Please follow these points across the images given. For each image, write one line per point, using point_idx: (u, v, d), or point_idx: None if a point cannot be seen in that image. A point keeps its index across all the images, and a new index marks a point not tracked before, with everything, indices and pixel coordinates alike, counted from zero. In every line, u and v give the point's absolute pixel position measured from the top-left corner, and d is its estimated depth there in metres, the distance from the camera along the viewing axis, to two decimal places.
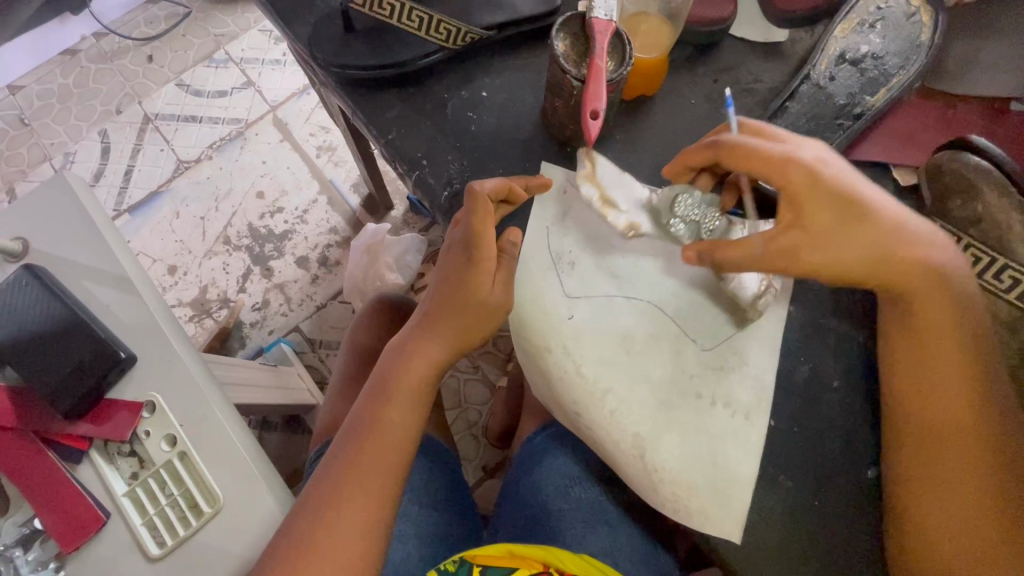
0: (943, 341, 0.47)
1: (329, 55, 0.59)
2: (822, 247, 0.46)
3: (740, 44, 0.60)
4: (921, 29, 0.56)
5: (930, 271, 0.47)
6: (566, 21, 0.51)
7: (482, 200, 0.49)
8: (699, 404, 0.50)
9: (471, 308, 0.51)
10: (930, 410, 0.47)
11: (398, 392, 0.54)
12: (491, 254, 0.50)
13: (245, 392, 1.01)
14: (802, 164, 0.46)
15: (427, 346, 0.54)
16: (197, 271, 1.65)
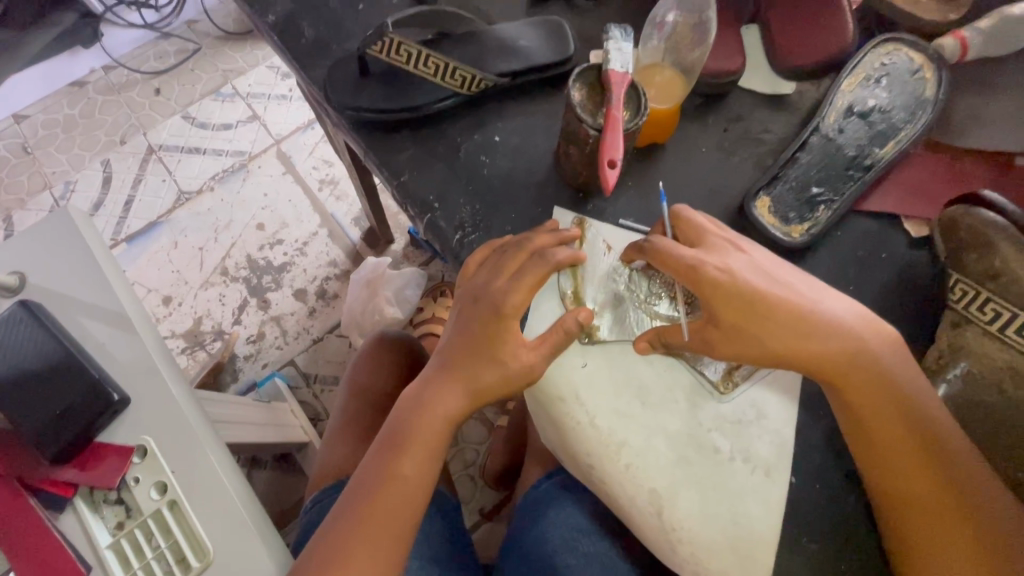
0: (901, 437, 0.45)
1: (343, 98, 0.60)
2: (744, 350, 0.46)
3: (749, 95, 0.61)
4: (926, 84, 0.57)
5: (877, 371, 0.45)
6: (581, 71, 0.52)
7: (532, 259, 0.50)
8: (717, 458, 0.48)
9: (489, 361, 0.50)
10: (917, 485, 0.44)
11: (413, 444, 0.52)
12: (520, 306, 0.50)
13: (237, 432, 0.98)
14: (715, 270, 0.47)
15: (443, 396, 0.52)
16: (192, 302, 1.63)
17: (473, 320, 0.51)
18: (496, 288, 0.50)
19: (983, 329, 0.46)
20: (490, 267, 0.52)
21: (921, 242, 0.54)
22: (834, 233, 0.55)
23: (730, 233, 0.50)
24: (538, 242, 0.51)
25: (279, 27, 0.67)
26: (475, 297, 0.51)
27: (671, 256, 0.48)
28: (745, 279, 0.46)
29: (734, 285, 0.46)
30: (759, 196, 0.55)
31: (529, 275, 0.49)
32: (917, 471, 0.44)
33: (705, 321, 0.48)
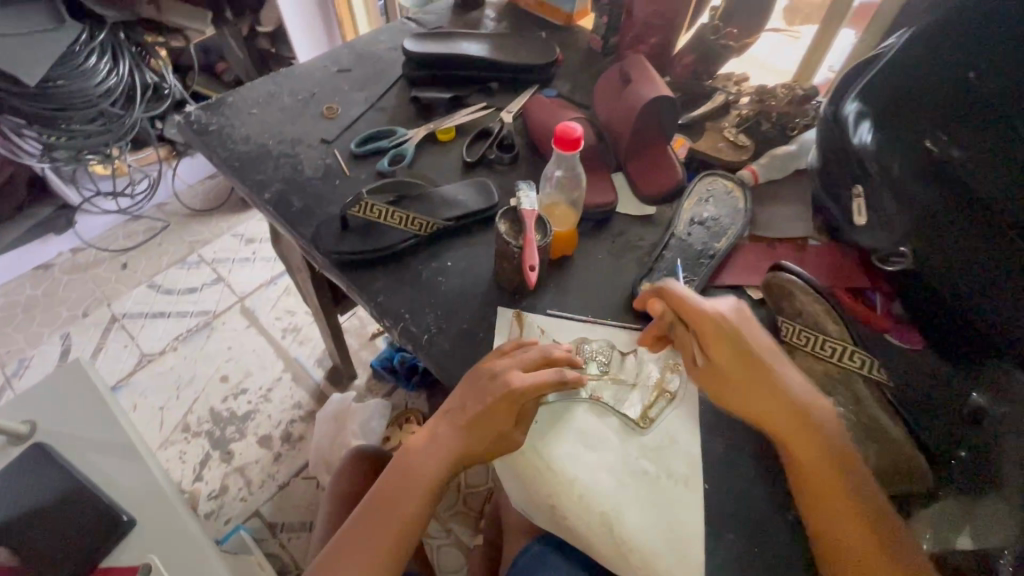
0: (830, 469, 0.58)
1: (329, 246, 0.80)
2: (716, 377, 0.63)
3: (625, 217, 0.86)
4: (738, 199, 0.84)
5: (782, 373, 0.62)
6: (504, 211, 0.74)
7: (552, 369, 0.64)
8: (648, 477, 0.62)
9: (491, 433, 0.63)
10: (837, 508, 0.57)
11: (410, 483, 0.65)
12: (523, 394, 0.62)
13: None
14: (708, 309, 0.64)
15: (443, 449, 0.65)
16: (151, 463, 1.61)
17: (482, 392, 0.64)
18: (507, 368, 0.64)
19: (805, 352, 0.66)
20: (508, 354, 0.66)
21: (760, 302, 0.76)
22: (700, 303, 0.76)
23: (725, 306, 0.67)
24: (555, 357, 0.66)
25: (274, 202, 0.89)
26: (489, 376, 0.64)
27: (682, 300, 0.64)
28: (728, 323, 0.64)
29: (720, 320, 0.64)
30: (643, 283, 0.77)
31: (542, 377, 0.63)
32: (805, 438, 0.59)
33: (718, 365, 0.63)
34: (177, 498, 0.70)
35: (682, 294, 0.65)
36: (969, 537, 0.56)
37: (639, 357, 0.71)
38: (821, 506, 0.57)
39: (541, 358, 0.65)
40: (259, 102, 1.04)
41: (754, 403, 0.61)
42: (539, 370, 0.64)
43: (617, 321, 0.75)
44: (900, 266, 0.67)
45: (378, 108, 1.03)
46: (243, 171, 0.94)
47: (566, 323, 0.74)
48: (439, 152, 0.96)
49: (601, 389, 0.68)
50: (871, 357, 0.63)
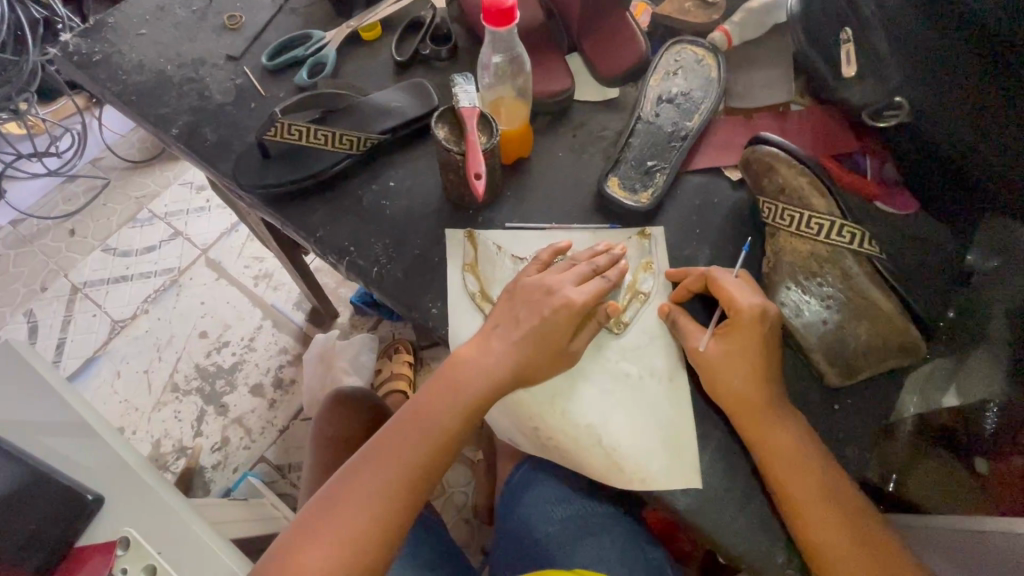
0: (795, 438, 0.52)
1: (252, 180, 0.70)
2: (722, 368, 0.54)
3: (585, 105, 0.75)
4: (711, 68, 0.74)
5: (787, 411, 0.53)
6: (439, 115, 0.64)
7: (605, 279, 0.60)
8: (630, 381, 0.58)
9: (538, 356, 0.57)
10: (801, 472, 0.51)
11: (449, 400, 0.58)
12: (585, 304, 0.58)
13: (245, 524, 1.04)
14: (759, 315, 0.54)
15: (491, 364, 0.58)
16: (148, 427, 1.60)
17: (540, 305, 0.58)
18: (564, 278, 0.59)
19: (788, 231, 0.59)
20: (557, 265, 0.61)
21: (739, 183, 0.69)
22: (674, 193, 0.69)
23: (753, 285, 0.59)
24: (601, 261, 0.61)
25: (185, 137, 0.77)
26: (544, 287, 0.59)
27: (732, 301, 0.55)
28: (772, 321, 0.54)
29: (768, 332, 0.54)
30: (609, 177, 0.69)
31: (595, 287, 0.59)
32: (786, 429, 0.52)
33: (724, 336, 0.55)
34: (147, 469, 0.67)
35: (738, 301, 0.55)
36: (954, 394, 0.60)
37: None
38: (799, 486, 0.51)
39: (600, 288, 0.59)
40: (146, 19, 0.88)
41: (753, 434, 0.52)
42: (590, 280, 0.60)
43: (584, 224, 0.68)
44: (893, 121, 0.59)
45: (289, 10, 0.88)
46: (144, 105, 0.81)
47: (527, 233, 0.67)
48: (366, 54, 0.82)
49: None
50: (860, 228, 0.55)
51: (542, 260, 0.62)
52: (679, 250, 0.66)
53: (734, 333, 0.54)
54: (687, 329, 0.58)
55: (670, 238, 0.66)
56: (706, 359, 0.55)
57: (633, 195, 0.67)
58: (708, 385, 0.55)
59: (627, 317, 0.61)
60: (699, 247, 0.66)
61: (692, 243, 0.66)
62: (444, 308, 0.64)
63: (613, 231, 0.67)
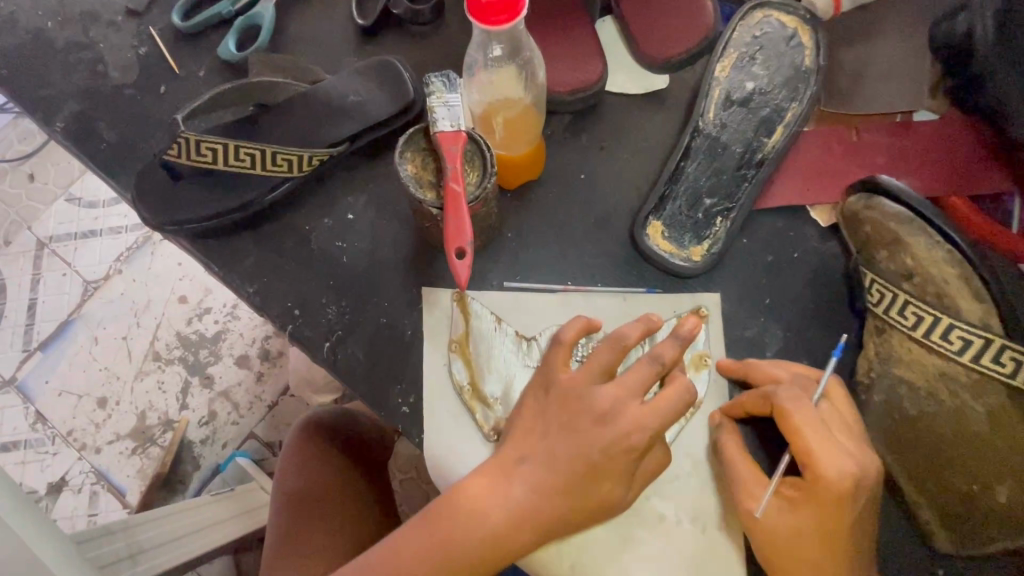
0: None
1: (160, 213, 0.51)
2: (788, 544, 0.39)
3: (619, 101, 0.54)
4: (804, 52, 0.51)
5: None
6: (407, 139, 0.43)
7: (681, 390, 0.40)
8: (663, 527, 0.44)
9: (573, 509, 0.40)
10: None
11: (443, 555, 0.39)
12: (652, 441, 0.40)
13: (214, 533, 0.77)
14: (850, 488, 0.37)
15: (507, 528, 0.39)
16: (129, 400, 1.07)
17: (585, 443, 0.40)
18: (620, 394, 0.40)
19: (907, 334, 0.41)
20: (601, 365, 0.41)
21: (830, 232, 0.50)
22: (739, 243, 0.50)
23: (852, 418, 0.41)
24: (669, 353, 0.42)
25: (75, 136, 0.57)
26: (596, 414, 0.40)
27: (812, 465, 0.37)
28: (867, 493, 0.37)
29: (865, 504, 0.38)
30: (650, 222, 0.49)
31: (676, 400, 0.40)
32: None
33: (798, 495, 0.39)
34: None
35: (821, 462, 0.37)
36: None
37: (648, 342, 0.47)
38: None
39: (686, 395, 0.40)
40: None
41: None
42: (666, 390, 0.41)
43: (610, 285, 0.50)
44: None
45: None
46: (20, 84, 0.59)
47: (534, 297, 0.49)
48: (319, 7, 0.58)
49: None
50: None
51: (571, 335, 0.43)
52: (739, 329, 0.48)
53: (808, 508, 0.38)
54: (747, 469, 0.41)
55: (727, 313, 0.48)
56: (766, 523, 0.39)
57: (688, 244, 0.49)
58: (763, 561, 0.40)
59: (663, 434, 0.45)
60: (767, 327, 0.48)
61: (759, 320, 0.48)
62: (418, 403, 0.48)
63: (651, 297, 0.49)
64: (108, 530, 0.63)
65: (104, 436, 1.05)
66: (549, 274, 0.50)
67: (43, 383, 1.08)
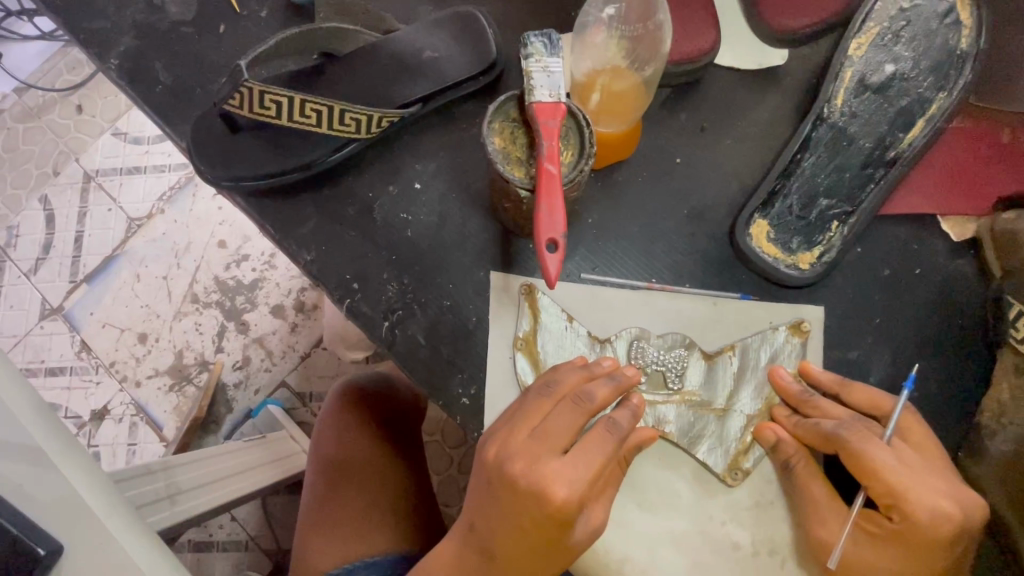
0: None
1: (216, 165, 0.47)
2: None
3: (727, 76, 0.47)
4: (961, 33, 0.43)
5: None
6: (498, 107, 0.37)
7: (591, 452, 0.37)
8: (738, 557, 0.40)
9: (538, 556, 0.37)
10: None
11: None
12: (576, 507, 0.35)
13: (237, 484, 0.73)
14: (950, 533, 0.32)
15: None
16: (168, 338, 1.05)
17: (505, 507, 0.36)
18: (534, 454, 0.36)
19: None
20: (522, 421, 0.38)
21: (962, 247, 0.43)
22: (854, 251, 0.44)
23: (936, 449, 0.36)
24: (597, 400, 0.39)
25: (129, 74, 0.53)
26: (506, 481, 0.36)
27: (902, 504, 0.33)
28: (969, 536, 0.33)
29: (962, 549, 0.33)
30: (754, 220, 0.44)
31: (598, 453, 0.37)
32: None
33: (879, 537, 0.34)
34: (120, 520, 0.32)
35: (911, 505, 0.33)
36: None
37: (740, 354, 0.42)
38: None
39: (613, 442, 0.37)
40: None
41: None
42: (586, 443, 0.37)
43: (698, 285, 0.45)
44: None
45: None
46: (71, 11, 0.55)
47: (612, 292, 0.45)
48: None
49: (664, 417, 0.42)
50: None
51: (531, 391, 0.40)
52: (843, 350, 0.43)
53: (892, 548, 0.34)
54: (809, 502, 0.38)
55: (831, 330, 0.43)
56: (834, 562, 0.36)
57: (799, 247, 0.43)
58: None
59: (747, 459, 0.41)
60: (876, 350, 0.43)
61: (868, 340, 0.43)
62: (480, 396, 0.45)
63: (744, 304, 0.44)
64: (148, 469, 0.61)
65: (143, 370, 1.04)
66: (632, 268, 0.45)
67: (87, 314, 1.06)
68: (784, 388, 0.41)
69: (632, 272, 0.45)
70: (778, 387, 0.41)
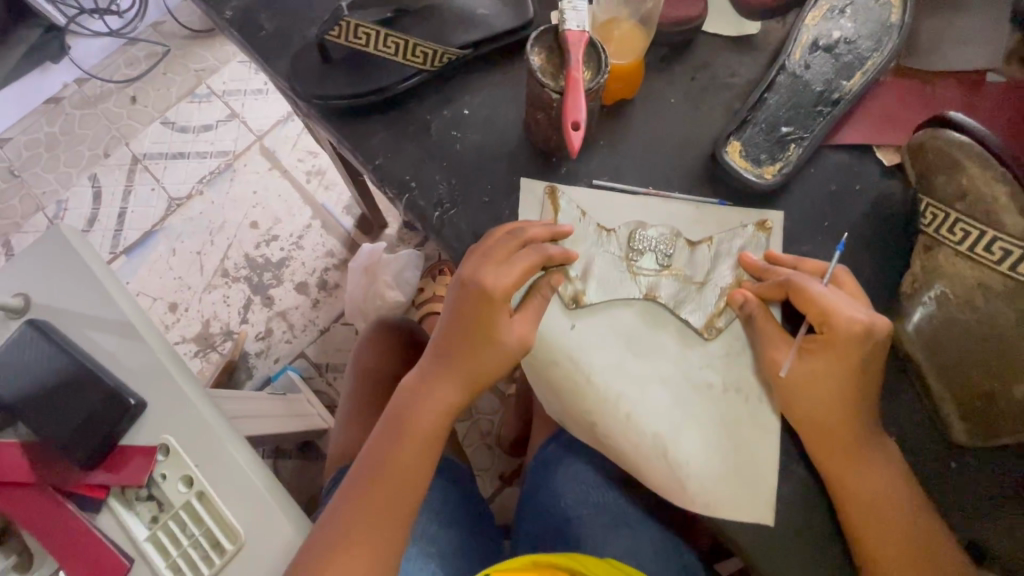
0: (893, 497, 0.46)
1: (309, 87, 0.60)
2: (809, 389, 0.47)
3: (712, 40, 0.60)
4: (891, 10, 0.56)
5: (878, 450, 0.47)
6: (539, 35, 0.51)
7: (525, 259, 0.50)
8: (710, 394, 0.51)
9: (485, 346, 0.51)
10: (885, 532, 0.46)
11: (423, 399, 0.53)
12: (505, 294, 0.49)
13: (257, 425, 0.92)
14: (860, 334, 0.45)
15: (440, 384, 0.53)
16: (198, 306, 1.33)
17: (461, 308, 0.51)
18: (479, 265, 0.50)
19: (953, 250, 0.47)
20: (478, 249, 0.51)
21: (892, 171, 0.55)
22: (807, 171, 0.56)
23: (856, 290, 0.49)
24: (537, 238, 0.52)
25: (239, 24, 0.66)
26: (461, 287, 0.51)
27: (829, 317, 0.46)
28: (877, 342, 0.45)
29: (875, 352, 0.46)
30: (730, 141, 0.56)
31: (524, 261, 0.50)
32: (875, 468, 0.46)
33: (818, 349, 0.47)
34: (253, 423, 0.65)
35: (835, 318, 0.46)
36: None
37: (716, 245, 0.54)
38: (881, 539, 0.46)
39: (538, 257, 0.51)
40: None
41: (831, 468, 0.47)
42: (517, 257, 0.50)
43: (685, 193, 0.56)
44: None
45: None
46: None
47: (618, 194, 0.56)
48: None
49: (659, 286, 0.54)
50: None
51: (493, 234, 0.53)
52: (798, 245, 0.54)
53: (824, 355, 0.46)
54: (766, 334, 0.50)
55: (789, 229, 0.55)
56: (787, 374, 0.48)
57: (770, 159, 0.55)
58: (783, 408, 0.49)
59: (719, 321, 0.52)
60: (824, 246, 0.54)
61: (817, 238, 0.54)
62: None
63: (721, 209, 0.55)
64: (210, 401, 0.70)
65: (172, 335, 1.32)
66: (633, 180, 0.57)
67: None
68: (751, 262, 0.52)
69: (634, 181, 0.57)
70: (747, 264, 0.53)
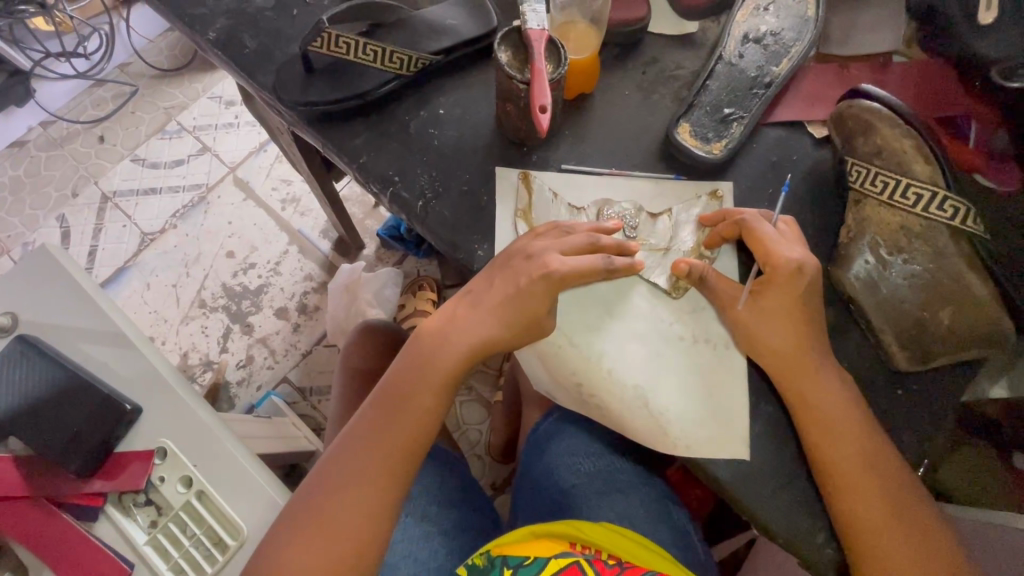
0: (848, 415, 0.51)
1: (294, 96, 0.65)
2: (763, 322, 0.53)
3: (657, 39, 0.68)
4: (808, 5, 0.65)
5: (833, 376, 0.52)
6: (505, 35, 0.58)
7: (581, 240, 0.56)
8: (683, 346, 0.56)
9: (506, 306, 0.54)
10: (844, 447, 0.50)
11: (440, 349, 0.57)
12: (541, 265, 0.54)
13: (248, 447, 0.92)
14: (794, 270, 0.53)
15: (462, 334, 0.57)
16: (175, 339, 1.32)
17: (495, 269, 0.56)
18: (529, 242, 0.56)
19: (879, 199, 0.54)
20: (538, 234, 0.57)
21: (822, 142, 0.63)
22: (750, 147, 0.63)
23: (792, 234, 0.56)
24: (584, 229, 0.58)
25: (222, 44, 0.71)
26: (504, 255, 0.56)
27: (770, 256, 0.53)
28: (810, 277, 0.53)
29: (810, 286, 0.53)
30: (680, 123, 0.62)
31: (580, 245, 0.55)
32: (831, 388, 0.51)
33: (769, 282, 0.54)
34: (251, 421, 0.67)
35: (773, 258, 0.53)
36: None
37: (673, 216, 0.61)
38: (833, 450, 0.50)
39: (586, 241, 0.55)
40: None
41: (791, 392, 0.52)
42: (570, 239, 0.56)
43: (645, 171, 0.62)
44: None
45: None
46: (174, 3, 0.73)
47: (585, 177, 0.62)
48: None
49: None
50: (966, 203, 0.48)
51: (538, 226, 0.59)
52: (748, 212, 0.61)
53: (772, 290, 0.53)
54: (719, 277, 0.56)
55: (739, 197, 0.61)
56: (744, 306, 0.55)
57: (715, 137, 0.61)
58: (745, 342, 0.54)
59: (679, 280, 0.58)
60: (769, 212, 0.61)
61: (764, 204, 0.61)
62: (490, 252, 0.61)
63: (677, 183, 0.62)
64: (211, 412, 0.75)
65: None
66: (598, 163, 0.63)
67: None
68: (708, 219, 0.59)
69: (598, 164, 0.63)
70: (705, 223, 0.60)
